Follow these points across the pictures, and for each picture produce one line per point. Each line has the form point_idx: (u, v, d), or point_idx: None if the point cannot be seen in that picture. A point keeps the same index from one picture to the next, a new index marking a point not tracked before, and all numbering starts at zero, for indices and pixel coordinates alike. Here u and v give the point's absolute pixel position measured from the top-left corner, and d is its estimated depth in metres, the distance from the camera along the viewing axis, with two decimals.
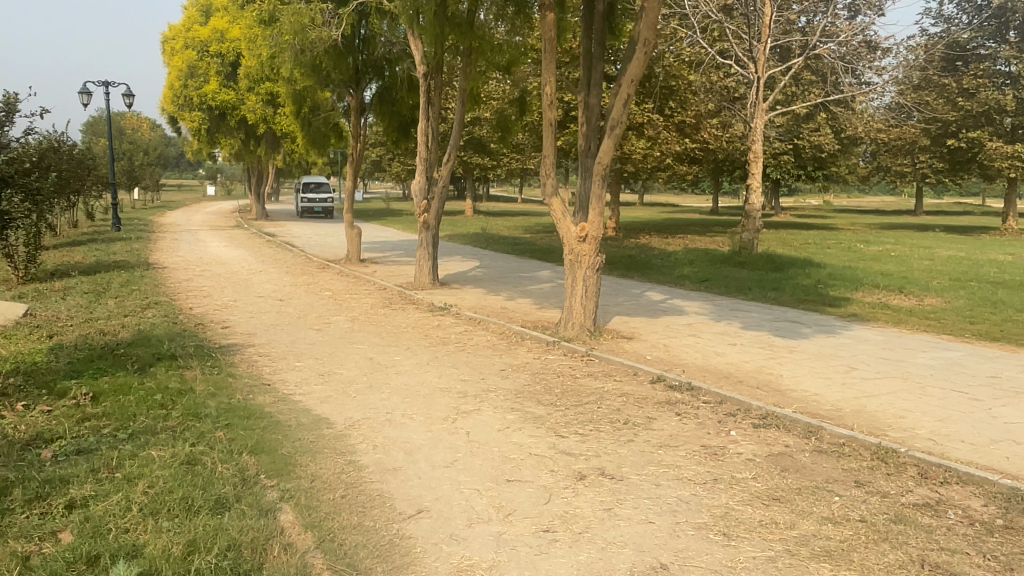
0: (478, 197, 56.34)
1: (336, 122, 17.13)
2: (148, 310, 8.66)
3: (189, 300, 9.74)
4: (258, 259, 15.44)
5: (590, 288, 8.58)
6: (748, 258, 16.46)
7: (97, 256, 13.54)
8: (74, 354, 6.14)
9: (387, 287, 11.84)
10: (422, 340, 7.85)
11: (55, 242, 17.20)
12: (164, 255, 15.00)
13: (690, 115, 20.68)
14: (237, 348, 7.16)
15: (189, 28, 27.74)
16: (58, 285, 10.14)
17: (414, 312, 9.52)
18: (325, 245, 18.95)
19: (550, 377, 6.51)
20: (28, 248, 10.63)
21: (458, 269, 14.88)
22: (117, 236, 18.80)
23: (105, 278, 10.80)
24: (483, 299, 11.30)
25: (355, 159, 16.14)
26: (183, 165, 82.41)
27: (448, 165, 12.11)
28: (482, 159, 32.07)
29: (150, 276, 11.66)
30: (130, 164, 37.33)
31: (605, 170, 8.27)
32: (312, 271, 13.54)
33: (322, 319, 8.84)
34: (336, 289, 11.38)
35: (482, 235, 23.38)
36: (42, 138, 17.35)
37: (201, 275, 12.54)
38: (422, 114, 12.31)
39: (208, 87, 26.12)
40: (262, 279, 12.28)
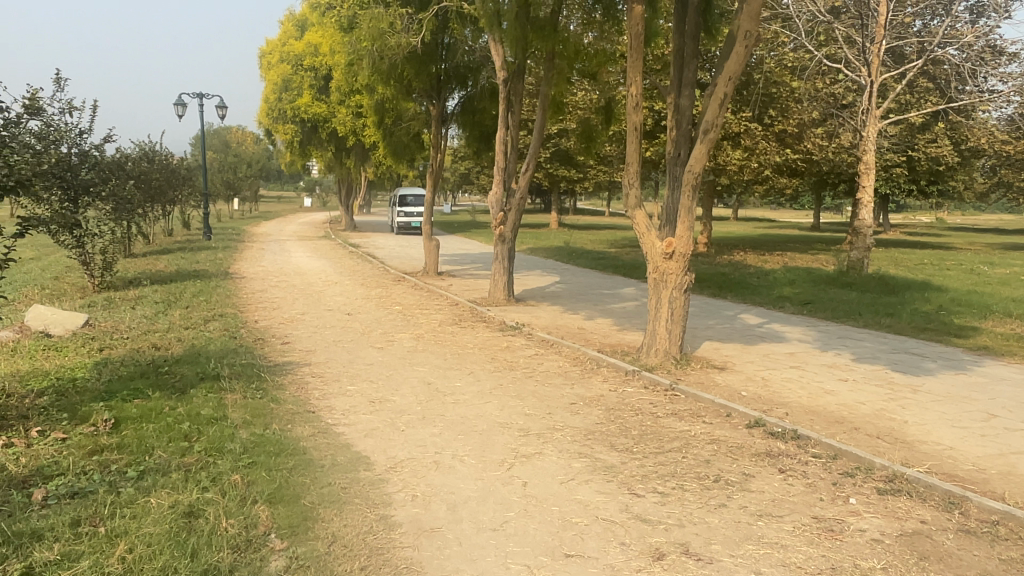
0: (566, 210, 55.62)
1: (418, 132, 16.85)
2: (209, 322, 8.38)
3: (256, 312, 9.45)
4: (337, 271, 15.27)
5: (677, 311, 7.67)
6: (856, 279, 15.03)
7: (180, 265, 13.66)
8: (117, 371, 5.79)
9: (460, 302, 11.26)
10: (489, 364, 7.16)
11: (147, 249, 17.65)
12: (246, 264, 15.04)
13: (792, 124, 19.31)
14: (289, 367, 6.67)
15: (285, 43, 28.51)
16: (131, 294, 10.09)
17: (483, 331, 8.85)
18: (405, 257, 18.71)
19: (628, 414, 5.68)
20: (104, 256, 10.71)
21: (538, 285, 14.19)
22: (206, 245, 19.10)
23: (179, 288, 10.73)
24: (561, 318, 10.52)
25: (435, 169, 15.74)
26: (283, 177, 85.48)
27: (527, 175, 11.45)
28: (569, 171, 31.35)
29: (224, 286, 11.54)
30: (229, 175, 38.64)
31: (696, 179, 7.37)
32: (387, 284, 13.17)
33: (385, 337, 8.30)
34: (407, 304, 10.87)
35: (567, 249, 22.65)
36: (137, 149, 17.91)
37: (276, 285, 12.36)
38: (501, 121, 11.71)
39: (300, 100, 26.50)
40: (335, 291, 11.95)
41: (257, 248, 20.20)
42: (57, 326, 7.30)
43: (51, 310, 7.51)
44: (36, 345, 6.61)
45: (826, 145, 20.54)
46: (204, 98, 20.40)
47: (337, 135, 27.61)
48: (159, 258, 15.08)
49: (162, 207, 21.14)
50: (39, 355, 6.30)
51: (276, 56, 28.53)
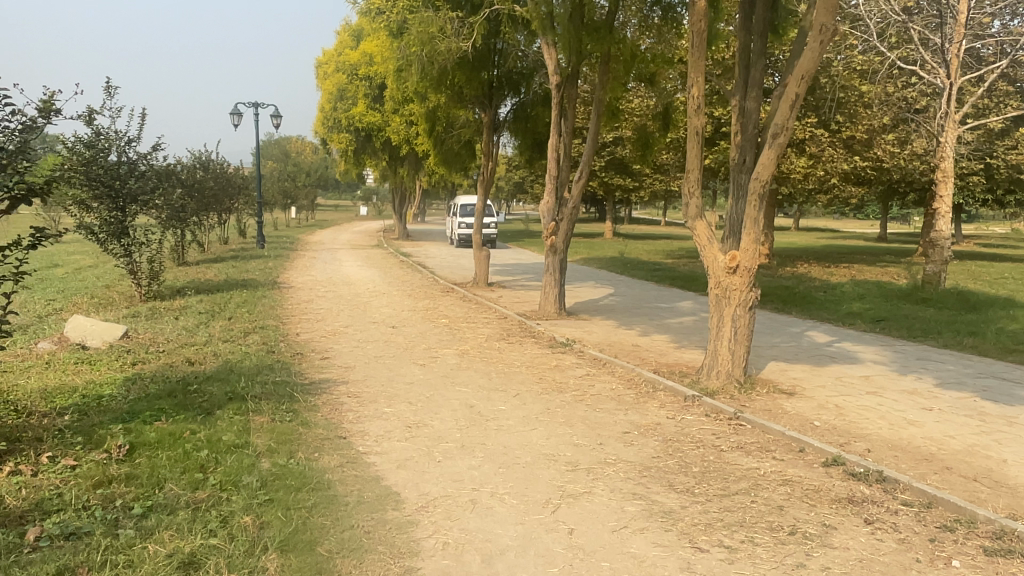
0: (621, 219, 54.75)
1: (469, 140, 16.57)
2: (249, 334, 8.13)
3: (299, 324, 9.20)
4: (386, 280, 15.04)
5: (741, 330, 7.07)
6: (933, 295, 14.05)
7: (229, 274, 13.61)
8: (145, 389, 5.53)
9: (508, 315, 10.82)
10: (536, 385, 6.69)
11: (201, 258, 17.79)
12: (295, 274, 14.95)
13: (861, 130, 18.32)
14: (325, 386, 6.33)
15: (341, 52, 28.76)
16: (176, 305, 9.98)
17: (532, 348, 8.38)
18: (455, 267, 18.41)
19: (689, 448, 5.12)
20: (152, 265, 10.68)
21: (591, 297, 13.67)
22: (259, 253, 19.17)
23: (224, 298, 10.58)
24: (615, 334, 9.98)
25: (486, 177, 15.38)
26: (341, 187, 86.70)
27: (580, 183, 10.96)
28: (624, 179, 30.68)
29: (270, 295, 11.38)
30: (286, 185, 39.15)
31: (763, 187, 6.78)
32: (435, 295, 12.84)
33: (428, 353, 7.91)
34: (454, 317, 10.49)
35: (621, 260, 22.03)
36: (193, 158, 18.12)
37: (323, 295, 12.15)
38: (554, 127, 11.25)
39: (355, 110, 26.55)
40: (381, 303, 11.66)
41: (308, 257, 20.17)
42: (94, 337, 7.18)
43: (90, 320, 7.41)
44: (69, 358, 6.45)
45: (898, 151, 19.42)
46: (259, 108, 20.55)
47: (391, 144, 27.56)
48: (208, 267, 15.09)
49: (218, 216, 21.36)
50: (71, 369, 6.11)
51: (332, 66, 28.74)
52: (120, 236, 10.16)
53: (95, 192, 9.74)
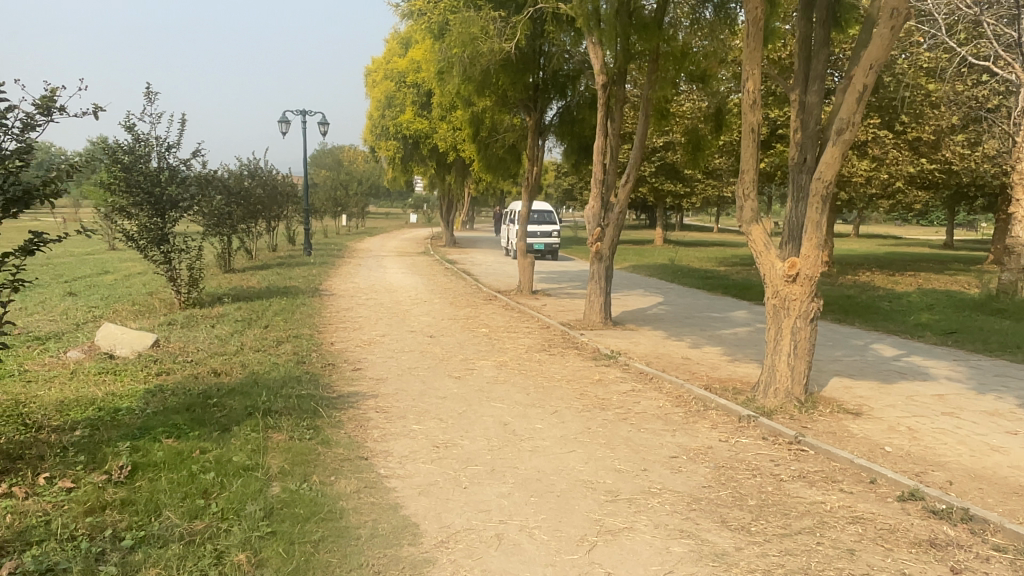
0: (674, 225, 53.71)
1: (514, 145, 16.23)
2: (281, 343, 7.90)
3: (334, 332, 8.95)
4: (429, 288, 14.77)
5: (802, 344, 6.50)
6: (1009, 305, 13.08)
7: (272, 282, 13.52)
8: (164, 402, 5.28)
9: (551, 324, 10.38)
10: (576, 401, 6.24)
11: (247, 265, 17.84)
12: (338, 281, 14.80)
13: (928, 131, 17.33)
14: (352, 399, 6.00)
15: (389, 60, 28.86)
16: (214, 312, 9.86)
17: (574, 360, 7.93)
18: (500, 274, 18.04)
19: (744, 477, 4.61)
20: (191, 272, 10.60)
21: (638, 306, 13.14)
22: (304, 261, 19.16)
23: (263, 306, 10.42)
24: (664, 346, 9.44)
25: (531, 182, 14.99)
26: (393, 196, 87.51)
27: (627, 187, 10.48)
28: (676, 185, 29.93)
29: (309, 303, 11.19)
30: (336, 192, 39.49)
31: (826, 189, 6.22)
32: (477, 304, 12.49)
33: (464, 364, 7.53)
34: (495, 326, 10.11)
35: (671, 267, 21.37)
36: (241, 165, 18.23)
37: (362, 303, 11.92)
38: (600, 129, 10.78)
39: (402, 117, 26.53)
40: (422, 310, 11.36)
41: (354, 264, 20.08)
42: (124, 346, 7.04)
43: (121, 328, 7.29)
44: (95, 368, 6.29)
45: (969, 153, 18.31)
46: (306, 115, 20.61)
47: (438, 151, 27.42)
48: (252, 275, 15.04)
49: (266, 223, 21.49)
50: (94, 380, 5.92)
51: (380, 74, 28.82)
52: (161, 242, 10.15)
53: (136, 199, 9.73)
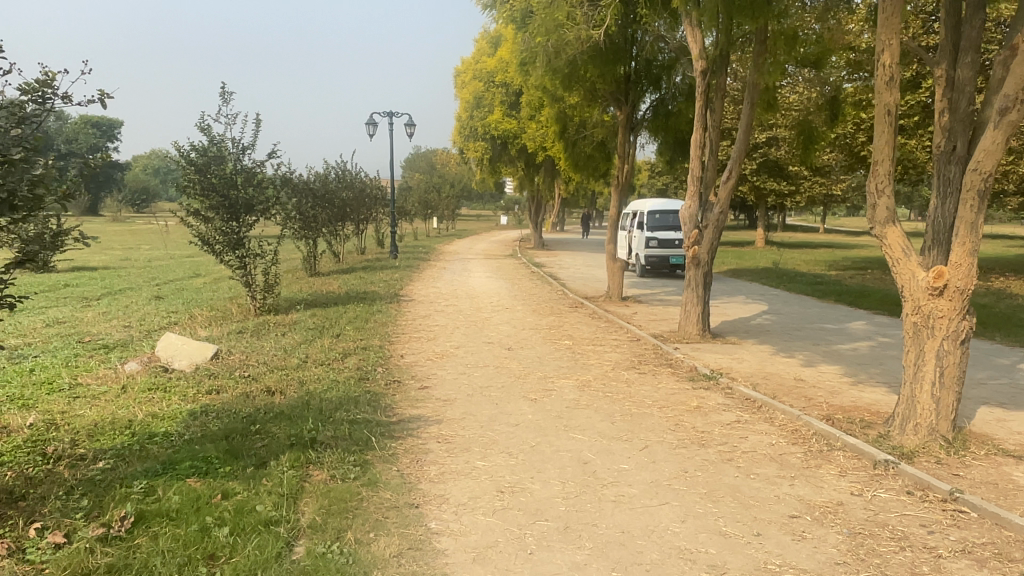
0: (774, 225, 51.16)
1: (604, 142, 15.30)
2: (348, 356, 7.32)
3: (407, 342, 8.38)
4: (513, 293, 14.07)
5: (950, 371, 5.36)
6: None
7: (353, 286, 13.14)
8: (204, 428, 4.72)
9: (642, 337, 9.45)
10: (671, 434, 5.33)
11: (332, 268, 17.65)
12: (420, 286, 14.32)
13: None
14: (412, 426, 5.30)
15: (478, 60, 28.44)
16: (287, 319, 9.46)
17: (668, 381, 6.99)
18: (589, 279, 17.14)
19: (888, 551, 3.61)
20: (266, 277, 10.25)
21: (740, 316, 11.98)
22: (390, 264, 18.85)
23: (338, 312, 9.95)
24: (771, 364, 8.34)
25: (623, 180, 14.03)
26: (486, 198, 87.82)
27: (729, 184, 9.41)
28: (778, 184, 28.13)
29: (386, 309, 10.68)
30: (426, 194, 39.52)
31: (984, 182, 5.06)
32: (562, 311, 11.67)
33: (544, 384, 6.73)
34: (580, 337, 9.30)
35: (775, 272, 19.86)
36: (327, 168, 18.09)
37: (441, 310, 11.33)
38: (698, 121, 9.75)
39: (491, 117, 26.01)
40: (503, 319, 10.68)
41: (440, 267, 19.62)
42: (183, 358, 6.63)
43: (182, 339, 6.88)
44: (145, 383, 5.84)
45: None
46: (393, 117, 20.38)
47: (527, 151, 26.74)
48: (335, 279, 14.75)
49: (354, 227, 21.38)
50: (141, 398, 5.45)
51: (469, 74, 28.44)
52: (237, 247, 9.85)
53: (212, 202, 9.49)
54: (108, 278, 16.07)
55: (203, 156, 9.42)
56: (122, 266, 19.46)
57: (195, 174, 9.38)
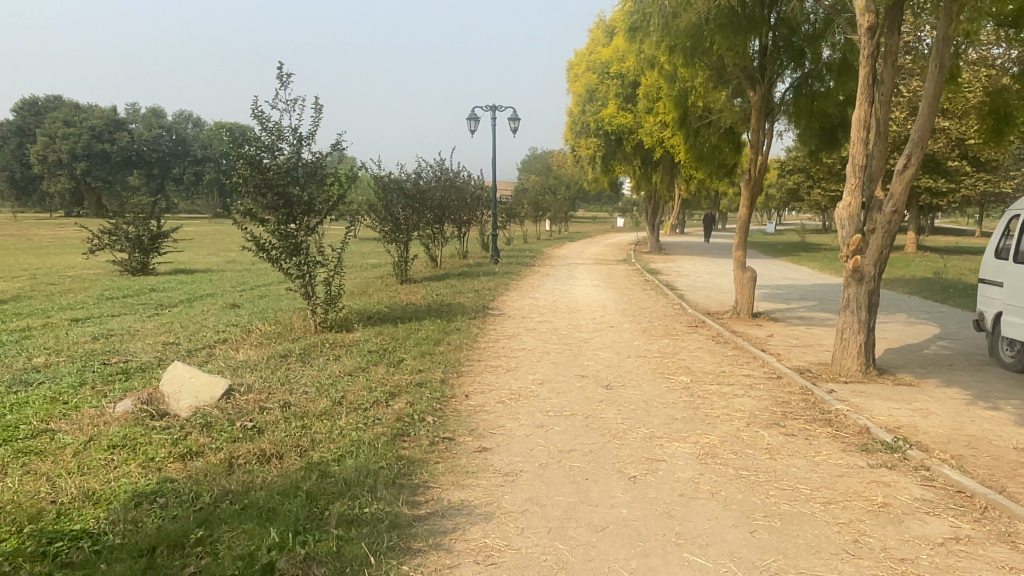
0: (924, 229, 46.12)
1: (732, 129, 13.06)
2: (395, 397, 5.69)
3: (477, 376, 6.69)
4: (621, 306, 12.13)
5: None
6: None
7: (440, 297, 11.69)
8: (133, 529, 3.21)
9: (783, 372, 7.28)
10: (849, 565, 3.33)
11: (426, 274, 16.35)
12: (516, 296, 12.68)
13: None
14: (447, 525, 3.58)
15: (592, 51, 26.56)
16: (346, 339, 8.03)
17: (828, 452, 4.90)
18: (711, 290, 14.89)
19: None
20: (329, 288, 8.83)
21: (908, 343, 9.50)
22: (489, 270, 17.36)
23: (407, 330, 8.44)
24: (971, 420, 6.03)
25: (755, 174, 11.77)
26: (602, 198, 85.76)
27: (908, 175, 7.19)
28: (934, 181, 24.59)
29: (466, 326, 9.08)
30: (538, 195, 38.02)
31: None
32: (679, 333, 9.61)
33: (648, 450, 4.83)
34: (701, 370, 7.31)
35: (937, 283, 16.82)
36: (424, 165, 16.85)
37: (531, 328, 9.60)
38: (864, 94, 7.49)
39: (605, 111, 24.04)
40: (605, 342, 8.81)
41: (543, 273, 17.90)
42: (185, 397, 5.25)
43: (191, 371, 5.49)
44: (115, 437, 4.44)
45: None
46: (496, 110, 18.88)
47: (644, 147, 24.54)
48: (424, 287, 13.38)
49: (455, 229, 20.06)
50: (92, 463, 4.04)
51: (582, 66, 26.51)
52: (295, 253, 8.52)
53: (267, 200, 8.13)
54: (199, 283, 15.49)
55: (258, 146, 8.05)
56: (222, 268, 19.04)
57: (248, 168, 8.02)
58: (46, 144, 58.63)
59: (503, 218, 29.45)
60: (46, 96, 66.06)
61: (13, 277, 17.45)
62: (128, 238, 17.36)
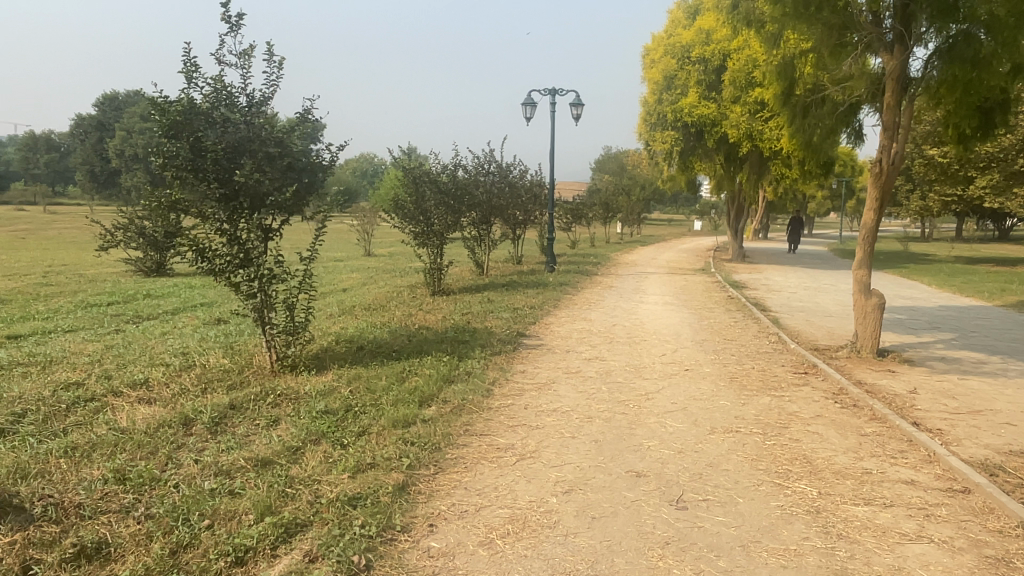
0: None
1: (853, 110, 10.03)
2: (296, 533, 3.23)
3: (466, 473, 4.16)
4: (699, 336, 9.40)
5: None
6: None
7: (465, 318, 9.28)
8: None
9: (968, 479, 4.45)
10: None
11: (465, 282, 14.02)
12: (564, 317, 10.14)
13: None
14: None
15: (671, 33, 23.53)
16: (302, 390, 5.65)
17: None
18: (812, 315, 11.92)
19: None
20: (291, 312, 6.39)
21: None
22: (540, 280, 14.90)
23: (392, 377, 5.97)
24: None
25: (886, 166, 8.77)
26: (679, 200, 82.02)
27: None
28: None
29: (480, 367, 6.59)
30: (610, 195, 35.20)
31: None
32: (783, 387, 6.84)
33: None
34: (831, 471, 4.57)
35: None
36: (471, 160, 14.53)
37: (573, 371, 7.01)
38: None
39: (685, 99, 21.04)
40: (675, 400, 6.14)
41: (605, 285, 15.23)
42: None
43: None
44: None
45: None
46: (556, 95, 16.30)
47: (728, 142, 21.42)
48: (453, 301, 11.02)
49: (506, 230, 17.62)
50: None
51: (658, 50, 23.52)
52: (247, 263, 6.06)
53: (206, 188, 5.73)
54: (206, 287, 13.53)
55: (190, 109, 5.71)
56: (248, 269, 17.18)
57: (174, 138, 5.70)
58: (123, 139, 59.46)
59: (568, 219, 26.86)
60: (127, 92, 67.21)
61: (23, 274, 16.03)
62: (141, 234, 15.67)
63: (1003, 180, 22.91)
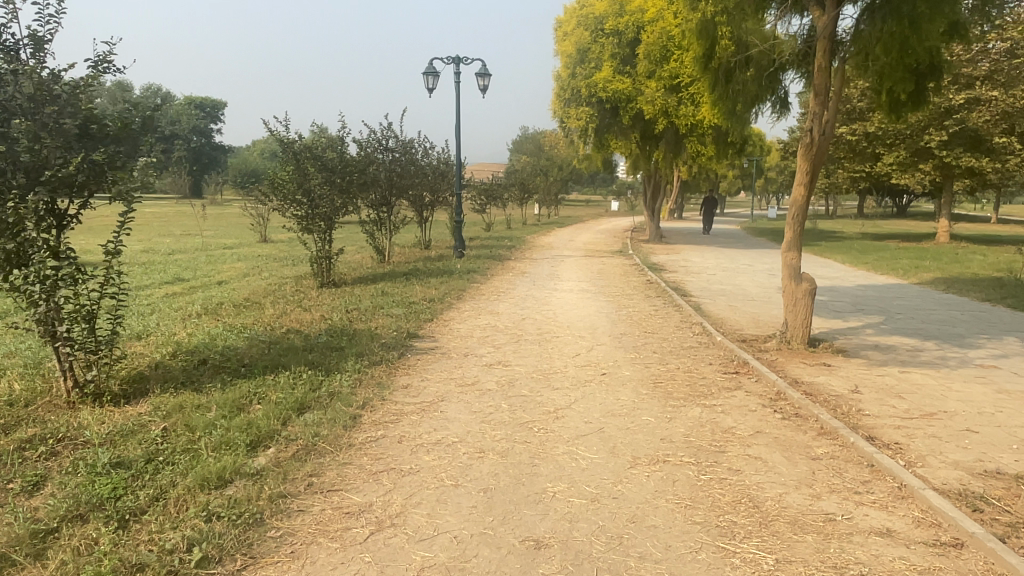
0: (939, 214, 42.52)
1: (779, 76, 9.10)
2: None
3: (286, 568, 2.87)
4: (616, 329, 8.36)
5: None
6: None
7: (347, 316, 7.91)
8: None
9: (955, 526, 3.46)
10: None
11: (361, 272, 12.57)
12: (466, 312, 8.89)
13: None
14: None
15: (584, 4, 22.39)
16: (93, 431, 4.22)
17: None
18: (735, 299, 11.10)
19: None
20: (91, 326, 4.92)
21: None
22: (446, 267, 13.61)
23: (223, 406, 4.62)
24: None
25: (818, 136, 7.88)
26: (597, 180, 81.76)
27: None
28: (977, 160, 20.65)
29: (347, 384, 5.29)
30: (526, 176, 34.04)
31: None
32: (714, 393, 5.83)
33: None
34: (786, 522, 3.51)
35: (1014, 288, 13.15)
36: (366, 136, 13.07)
37: (469, 383, 5.79)
38: None
39: (599, 74, 20.02)
40: (589, 420, 5.00)
41: (518, 271, 14.07)
42: None
43: None
44: None
45: None
46: (460, 64, 14.93)
47: (644, 119, 20.56)
48: (340, 295, 9.59)
49: (411, 212, 16.19)
50: None
51: (571, 22, 22.35)
52: (23, 262, 4.54)
53: None
54: None
55: None
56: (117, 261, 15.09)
57: None
58: None
59: (482, 200, 25.57)
60: None
61: None
62: None
63: (908, 158, 22.72)
